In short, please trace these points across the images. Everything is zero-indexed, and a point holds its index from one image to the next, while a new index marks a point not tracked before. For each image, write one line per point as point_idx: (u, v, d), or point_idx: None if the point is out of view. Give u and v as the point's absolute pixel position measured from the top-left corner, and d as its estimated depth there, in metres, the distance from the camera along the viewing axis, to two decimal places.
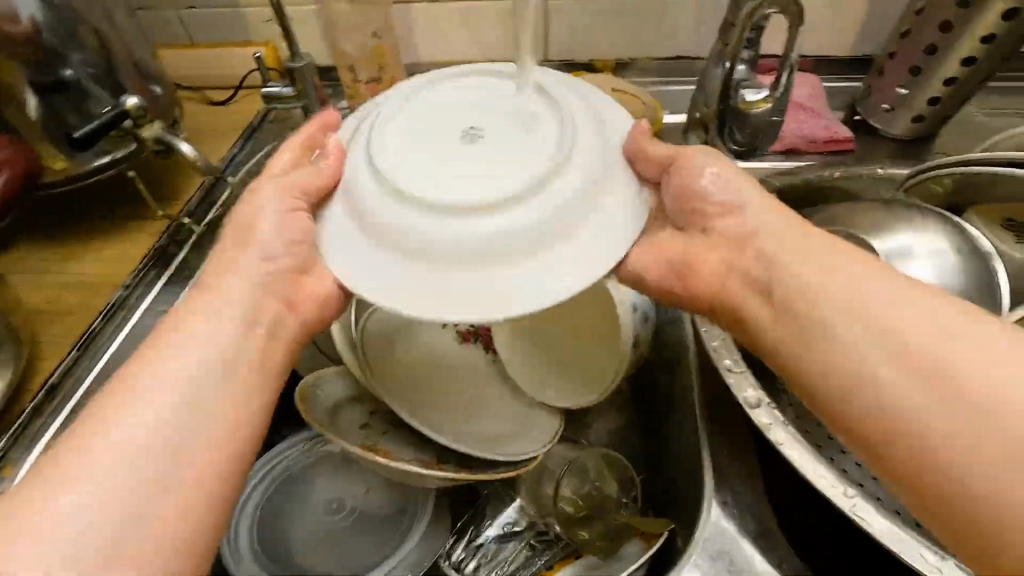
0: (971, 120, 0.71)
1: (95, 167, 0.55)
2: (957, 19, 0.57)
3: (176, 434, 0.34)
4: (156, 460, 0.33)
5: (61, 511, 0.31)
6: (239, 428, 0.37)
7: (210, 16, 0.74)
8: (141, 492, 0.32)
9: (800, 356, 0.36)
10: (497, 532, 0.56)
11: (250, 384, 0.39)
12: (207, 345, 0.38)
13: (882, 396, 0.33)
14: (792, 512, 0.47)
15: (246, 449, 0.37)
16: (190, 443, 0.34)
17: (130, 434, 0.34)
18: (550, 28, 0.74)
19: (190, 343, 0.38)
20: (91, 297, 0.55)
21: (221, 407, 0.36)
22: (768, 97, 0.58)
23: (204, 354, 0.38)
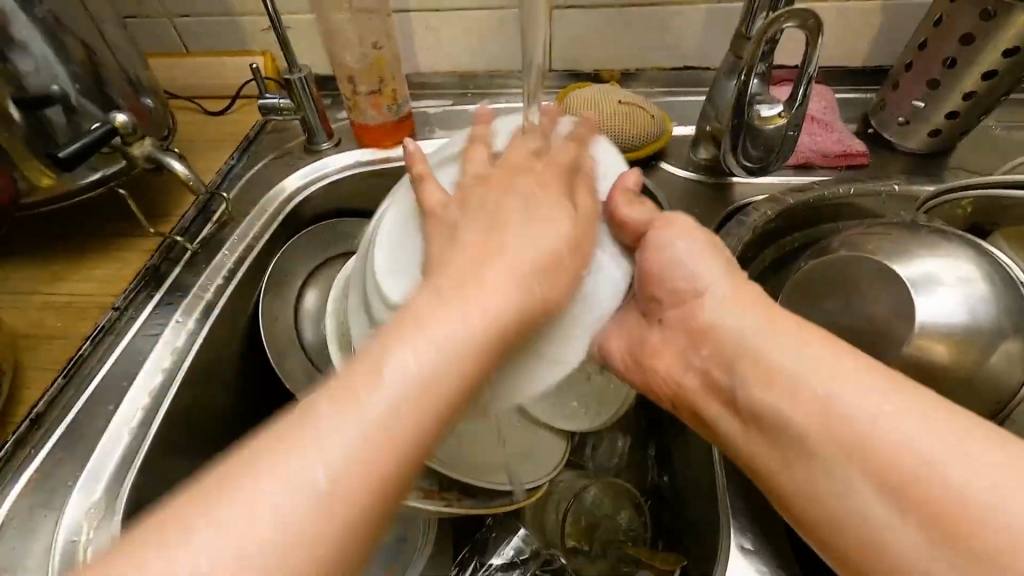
0: (989, 134, 0.69)
1: (85, 185, 0.53)
2: (978, 32, 0.55)
3: (336, 458, 0.27)
4: (309, 489, 0.26)
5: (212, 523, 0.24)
6: (387, 474, 0.28)
7: (205, 25, 0.72)
8: (274, 518, 0.25)
9: (767, 402, 0.36)
10: (501, 563, 0.53)
11: (420, 413, 0.30)
12: (403, 354, 0.31)
13: (830, 452, 0.32)
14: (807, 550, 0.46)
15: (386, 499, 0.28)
16: (336, 471, 0.26)
17: (361, 440, 0.28)
18: (555, 37, 0.72)
19: (445, 366, 0.31)
20: (78, 322, 0.53)
21: (376, 445, 0.28)
22: (782, 113, 0.56)
23: (392, 371, 0.30)
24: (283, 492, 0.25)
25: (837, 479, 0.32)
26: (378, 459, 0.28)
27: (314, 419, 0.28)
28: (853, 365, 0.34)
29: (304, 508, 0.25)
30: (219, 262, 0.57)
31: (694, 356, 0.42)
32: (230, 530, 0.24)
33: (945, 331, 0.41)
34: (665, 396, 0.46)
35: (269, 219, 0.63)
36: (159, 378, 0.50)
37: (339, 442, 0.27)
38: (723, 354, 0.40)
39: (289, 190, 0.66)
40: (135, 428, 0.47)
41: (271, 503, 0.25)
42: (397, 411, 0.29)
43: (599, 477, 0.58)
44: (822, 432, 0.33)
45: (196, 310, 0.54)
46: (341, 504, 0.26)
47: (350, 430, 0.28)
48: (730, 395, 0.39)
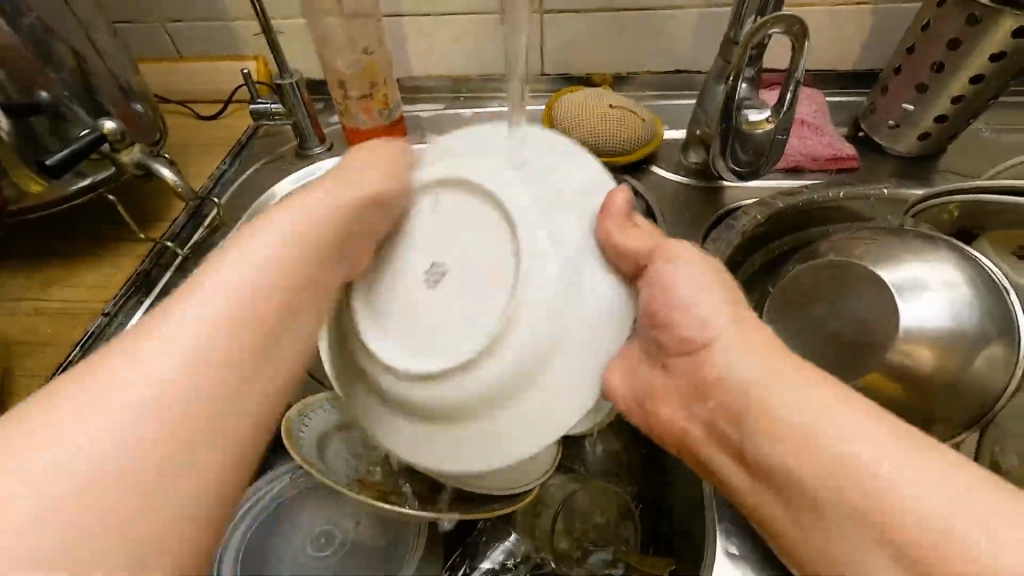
0: (978, 137, 0.69)
1: (74, 192, 0.53)
2: (965, 36, 0.55)
3: (170, 364, 0.26)
4: (143, 404, 0.25)
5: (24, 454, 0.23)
6: (229, 372, 0.28)
7: (198, 29, 0.72)
8: (101, 430, 0.24)
9: (774, 457, 0.32)
10: (490, 568, 0.52)
11: (258, 315, 0.31)
12: (232, 270, 0.31)
13: (841, 515, 0.29)
14: None
15: (240, 399, 0.29)
16: (170, 375, 0.26)
17: (192, 342, 0.28)
18: (547, 41, 0.72)
19: (274, 276, 0.32)
20: (68, 328, 0.53)
21: (209, 345, 0.28)
22: (770, 118, 0.56)
23: (225, 280, 0.31)
24: (113, 402, 0.25)
25: (843, 538, 0.29)
26: (216, 354, 0.28)
27: (135, 337, 0.27)
28: (855, 413, 0.31)
29: (146, 398, 0.25)
30: None
31: (704, 404, 0.38)
32: (54, 436, 0.23)
33: (930, 336, 0.41)
34: (674, 438, 0.42)
35: None
36: None
37: (173, 349, 0.27)
38: (728, 401, 0.36)
39: (280, 195, 0.66)
40: None
41: (101, 411, 0.24)
42: (232, 309, 0.30)
43: (589, 480, 0.59)
44: (829, 489, 0.30)
45: None
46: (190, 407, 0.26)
47: (181, 334, 0.28)
48: (737, 449, 0.35)
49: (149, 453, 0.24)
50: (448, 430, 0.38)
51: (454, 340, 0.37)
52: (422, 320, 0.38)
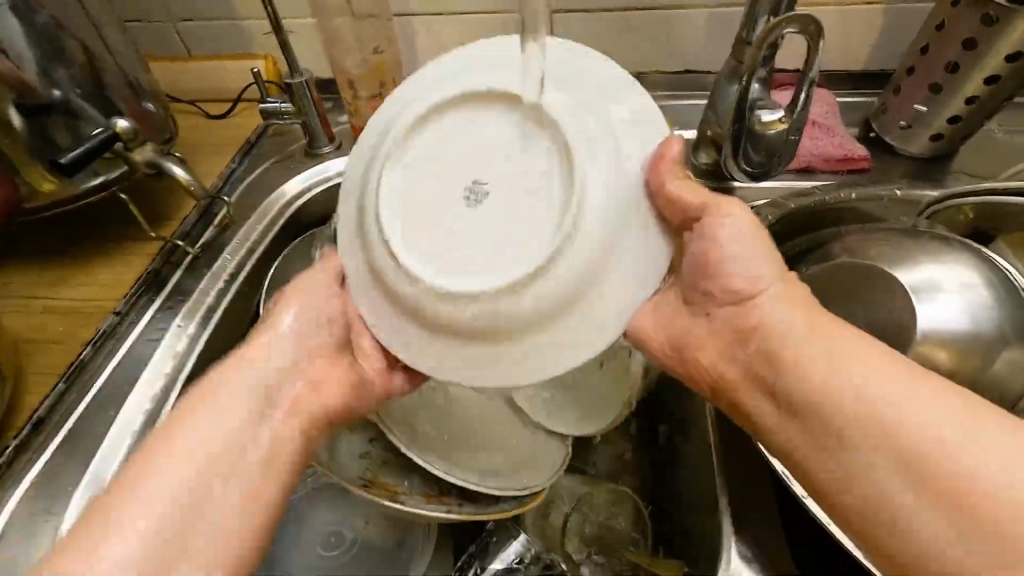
0: (991, 138, 0.69)
1: (87, 190, 0.53)
2: (980, 37, 0.55)
3: (191, 462, 0.38)
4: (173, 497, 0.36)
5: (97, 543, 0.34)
6: (234, 466, 0.39)
7: (207, 28, 0.72)
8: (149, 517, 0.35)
9: (810, 392, 0.35)
10: (501, 568, 0.52)
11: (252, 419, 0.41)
12: (234, 387, 0.42)
13: (861, 442, 0.33)
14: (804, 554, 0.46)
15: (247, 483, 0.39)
16: (190, 471, 0.38)
17: (178, 467, 0.37)
18: (557, 40, 0.72)
19: (257, 388, 0.42)
20: (79, 327, 0.53)
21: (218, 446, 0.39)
22: (783, 118, 0.55)
23: (227, 394, 0.41)
24: (149, 499, 0.36)
25: (857, 456, 0.33)
26: (207, 459, 0.38)
27: (138, 467, 0.37)
28: (892, 369, 0.34)
29: (176, 493, 0.36)
30: (220, 266, 0.57)
31: (738, 354, 0.40)
32: (113, 527, 0.35)
33: (946, 339, 0.40)
34: (702, 386, 0.44)
35: (269, 223, 0.62)
36: (160, 383, 0.50)
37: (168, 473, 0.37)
38: (771, 364, 0.38)
39: (292, 193, 0.66)
40: (137, 433, 0.47)
41: (143, 510, 0.35)
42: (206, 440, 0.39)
43: (600, 482, 0.58)
44: (857, 423, 0.33)
45: (197, 315, 0.54)
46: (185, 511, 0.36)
47: (169, 464, 0.37)
48: (770, 386, 0.38)
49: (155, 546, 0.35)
50: (492, 347, 0.37)
51: (500, 255, 0.37)
52: (470, 238, 0.38)
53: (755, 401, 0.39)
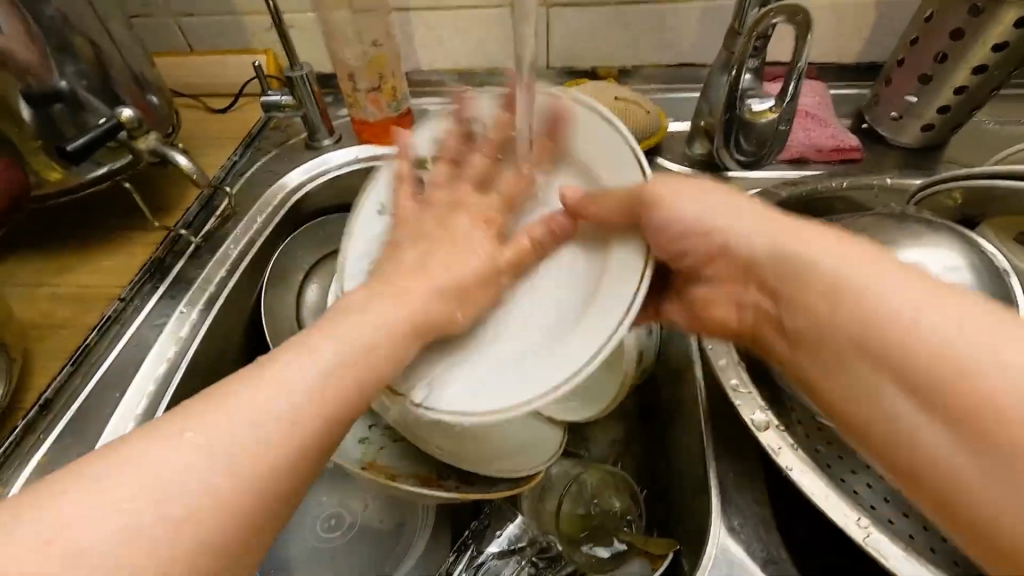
0: (980, 129, 0.70)
1: (93, 178, 0.54)
2: (967, 27, 0.55)
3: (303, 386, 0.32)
4: (274, 433, 0.30)
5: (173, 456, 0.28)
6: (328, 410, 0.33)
7: (209, 23, 0.74)
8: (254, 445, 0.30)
9: (849, 327, 0.32)
10: (497, 550, 0.54)
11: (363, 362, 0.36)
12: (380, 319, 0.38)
13: (858, 361, 0.32)
14: (795, 523, 0.45)
15: (307, 446, 0.32)
16: (280, 406, 0.31)
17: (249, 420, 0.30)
18: (553, 34, 0.73)
19: (368, 338, 0.37)
20: (87, 312, 0.54)
21: (330, 387, 0.33)
22: (774, 107, 0.57)
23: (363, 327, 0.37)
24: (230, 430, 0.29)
25: (859, 380, 0.32)
26: (311, 405, 0.32)
27: (134, 446, 0.28)
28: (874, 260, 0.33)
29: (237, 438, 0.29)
30: (223, 254, 0.59)
31: (743, 295, 0.41)
32: (161, 457, 0.28)
33: None
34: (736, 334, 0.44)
35: (269, 215, 0.64)
36: (162, 368, 0.51)
37: (236, 418, 0.30)
38: (773, 287, 0.37)
39: (291, 185, 0.67)
40: (139, 418, 0.48)
41: (213, 433, 0.29)
42: (292, 406, 0.31)
43: (595, 465, 0.60)
44: (852, 342, 0.32)
45: (200, 300, 0.55)
46: (261, 456, 0.30)
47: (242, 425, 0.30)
48: (777, 319, 0.38)
49: (163, 522, 0.26)
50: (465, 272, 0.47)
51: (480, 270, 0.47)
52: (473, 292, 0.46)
53: (773, 335, 0.39)
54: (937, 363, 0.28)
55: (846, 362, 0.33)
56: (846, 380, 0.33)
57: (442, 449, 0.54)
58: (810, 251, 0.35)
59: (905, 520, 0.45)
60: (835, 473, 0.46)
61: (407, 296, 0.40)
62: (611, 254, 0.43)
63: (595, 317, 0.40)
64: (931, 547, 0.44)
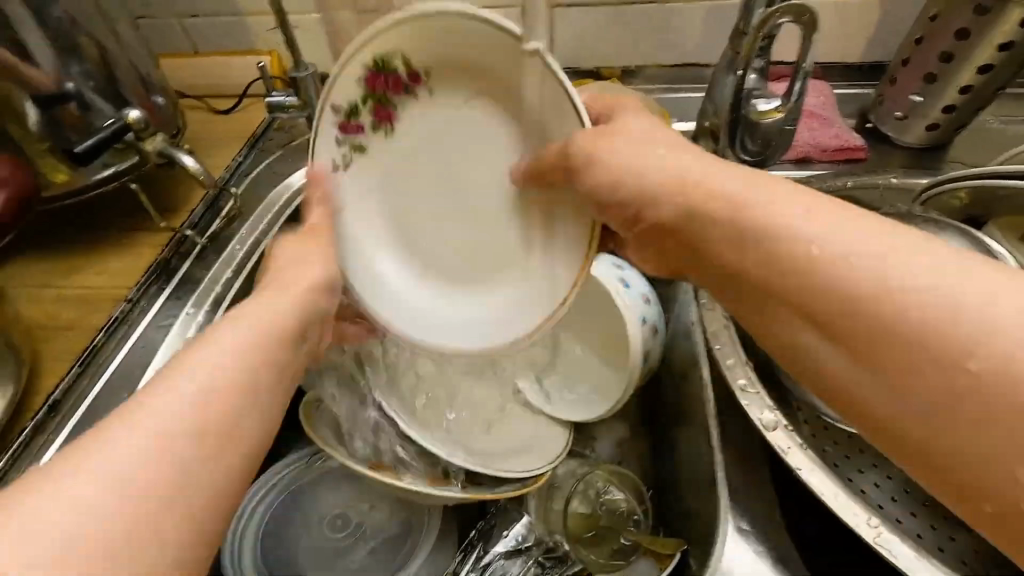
0: (986, 128, 0.69)
1: (100, 179, 0.54)
2: (973, 26, 0.55)
3: (230, 358, 0.31)
4: (212, 402, 0.29)
5: (108, 452, 0.26)
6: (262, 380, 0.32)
7: (213, 24, 0.74)
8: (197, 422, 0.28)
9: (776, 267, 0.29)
10: (504, 550, 0.55)
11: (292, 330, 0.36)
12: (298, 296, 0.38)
13: (786, 304, 0.29)
14: (805, 521, 0.45)
15: (250, 415, 0.31)
16: (212, 378, 0.30)
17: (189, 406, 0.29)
18: (557, 35, 0.73)
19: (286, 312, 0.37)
20: (94, 313, 0.54)
21: (260, 359, 0.33)
22: (779, 107, 0.57)
23: (280, 306, 0.37)
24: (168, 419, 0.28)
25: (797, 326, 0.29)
26: (241, 374, 0.31)
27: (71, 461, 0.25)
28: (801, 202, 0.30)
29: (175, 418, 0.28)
30: (230, 254, 0.59)
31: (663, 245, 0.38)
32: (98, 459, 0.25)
33: None
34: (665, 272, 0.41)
35: (274, 216, 0.63)
36: None
37: (171, 404, 0.28)
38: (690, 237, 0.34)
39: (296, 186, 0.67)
40: None
41: (150, 424, 0.27)
42: (218, 379, 0.30)
43: (603, 464, 0.59)
44: (780, 284, 0.29)
45: (207, 301, 0.55)
46: (205, 429, 0.28)
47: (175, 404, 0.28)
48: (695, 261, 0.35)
49: (115, 517, 0.24)
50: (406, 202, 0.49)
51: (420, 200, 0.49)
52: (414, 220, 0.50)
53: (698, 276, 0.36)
54: (879, 303, 0.26)
55: (775, 301, 0.30)
56: (781, 322, 0.30)
57: (448, 449, 0.55)
58: (734, 195, 0.32)
59: (911, 519, 0.45)
60: (844, 472, 0.46)
61: (316, 278, 0.41)
62: (559, 224, 0.46)
63: (533, 279, 0.47)
64: (939, 546, 0.44)
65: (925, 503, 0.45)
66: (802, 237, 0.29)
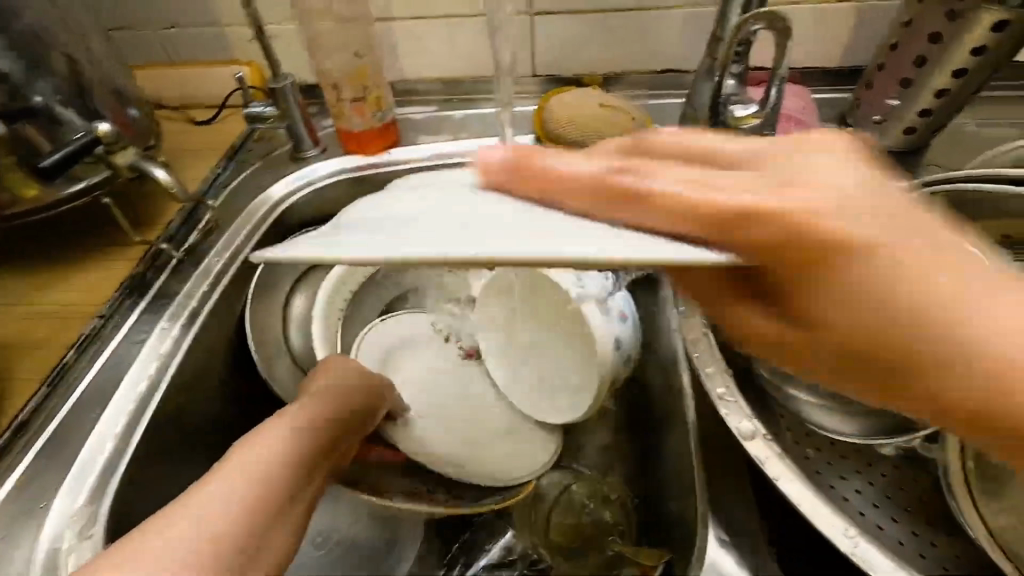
0: (962, 131, 0.70)
1: (71, 194, 0.53)
2: (946, 31, 0.56)
3: (265, 458, 0.40)
4: (247, 495, 0.37)
5: (173, 529, 0.34)
6: (285, 475, 0.40)
7: (191, 35, 0.73)
8: (234, 506, 0.36)
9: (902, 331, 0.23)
10: (488, 563, 0.56)
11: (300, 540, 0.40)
12: (318, 401, 0.47)
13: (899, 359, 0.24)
14: (785, 520, 0.44)
15: (275, 500, 0.39)
16: (250, 476, 0.39)
17: (229, 497, 0.37)
18: (537, 43, 0.73)
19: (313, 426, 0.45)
20: (65, 330, 0.53)
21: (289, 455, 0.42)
22: (757, 113, 0.56)
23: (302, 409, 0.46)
24: (213, 503, 0.36)
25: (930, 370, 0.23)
26: (271, 473, 0.40)
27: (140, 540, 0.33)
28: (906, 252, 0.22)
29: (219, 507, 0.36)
30: (207, 267, 0.58)
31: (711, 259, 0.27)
32: (163, 537, 0.34)
33: None
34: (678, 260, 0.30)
35: (253, 227, 0.63)
36: (143, 386, 0.50)
37: (215, 495, 0.37)
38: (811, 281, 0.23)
39: (275, 197, 0.66)
40: (118, 439, 0.47)
41: (197, 513, 0.35)
42: (252, 472, 0.39)
43: (586, 476, 0.60)
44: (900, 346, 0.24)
45: (182, 316, 0.54)
46: (240, 513, 0.36)
47: (218, 494, 0.37)
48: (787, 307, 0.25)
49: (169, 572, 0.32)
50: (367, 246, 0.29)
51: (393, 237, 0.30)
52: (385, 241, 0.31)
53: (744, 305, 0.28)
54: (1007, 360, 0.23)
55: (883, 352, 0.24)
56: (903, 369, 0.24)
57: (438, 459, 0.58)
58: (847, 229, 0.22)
59: (893, 525, 0.45)
60: (824, 479, 0.46)
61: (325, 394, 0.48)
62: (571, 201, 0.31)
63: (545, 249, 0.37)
64: (920, 553, 0.44)
65: (907, 509, 0.46)
66: (898, 274, 0.22)
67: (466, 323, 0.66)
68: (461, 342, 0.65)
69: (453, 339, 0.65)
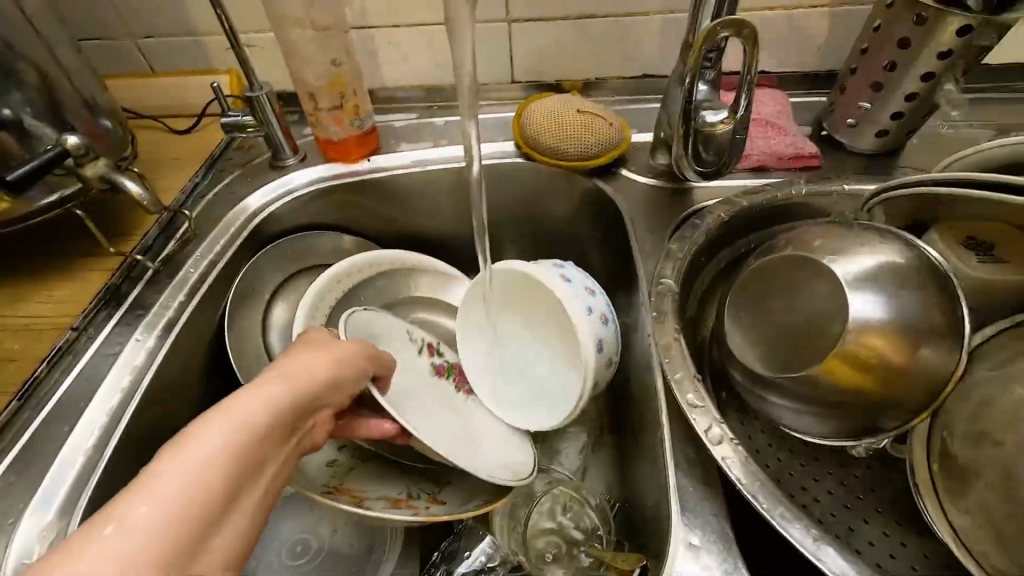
0: (937, 133, 0.71)
1: (43, 207, 0.53)
2: (913, 36, 0.56)
3: (216, 453, 0.32)
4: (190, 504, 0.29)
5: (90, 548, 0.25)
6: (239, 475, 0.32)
7: (169, 44, 0.73)
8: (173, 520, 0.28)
9: None
10: (470, 569, 0.53)
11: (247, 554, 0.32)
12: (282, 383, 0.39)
13: None
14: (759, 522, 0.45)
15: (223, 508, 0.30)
16: (197, 476, 0.30)
17: (163, 507, 0.28)
18: (516, 50, 0.73)
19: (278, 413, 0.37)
20: (37, 343, 0.53)
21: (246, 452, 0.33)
22: (727, 119, 0.57)
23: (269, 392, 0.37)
24: (146, 512, 0.27)
25: None
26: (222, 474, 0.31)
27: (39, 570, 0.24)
28: None
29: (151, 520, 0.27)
30: (183, 277, 0.58)
31: None
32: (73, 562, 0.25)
33: (881, 325, 0.42)
34: None
35: (232, 237, 0.63)
36: (117, 398, 0.49)
37: (147, 504, 0.28)
38: None
39: (253, 207, 0.66)
40: (89, 453, 0.46)
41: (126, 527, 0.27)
42: (200, 472, 0.30)
43: (567, 480, 0.59)
44: None
45: (158, 326, 0.54)
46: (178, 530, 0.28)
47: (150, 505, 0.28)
48: None
49: None
50: None
51: None
52: None
53: None
54: None
55: None
56: None
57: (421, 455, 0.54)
58: None
59: (864, 527, 0.46)
60: (797, 482, 0.48)
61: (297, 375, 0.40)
62: None
63: None
64: (890, 554, 0.44)
65: (878, 509, 0.47)
66: None
67: (441, 342, 0.65)
68: (436, 358, 0.64)
69: (426, 352, 0.63)
